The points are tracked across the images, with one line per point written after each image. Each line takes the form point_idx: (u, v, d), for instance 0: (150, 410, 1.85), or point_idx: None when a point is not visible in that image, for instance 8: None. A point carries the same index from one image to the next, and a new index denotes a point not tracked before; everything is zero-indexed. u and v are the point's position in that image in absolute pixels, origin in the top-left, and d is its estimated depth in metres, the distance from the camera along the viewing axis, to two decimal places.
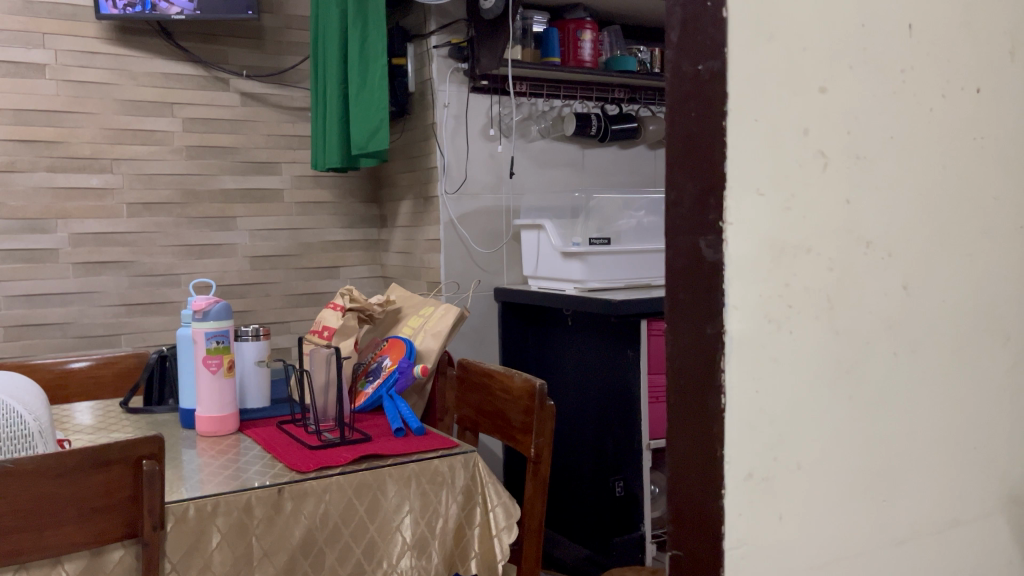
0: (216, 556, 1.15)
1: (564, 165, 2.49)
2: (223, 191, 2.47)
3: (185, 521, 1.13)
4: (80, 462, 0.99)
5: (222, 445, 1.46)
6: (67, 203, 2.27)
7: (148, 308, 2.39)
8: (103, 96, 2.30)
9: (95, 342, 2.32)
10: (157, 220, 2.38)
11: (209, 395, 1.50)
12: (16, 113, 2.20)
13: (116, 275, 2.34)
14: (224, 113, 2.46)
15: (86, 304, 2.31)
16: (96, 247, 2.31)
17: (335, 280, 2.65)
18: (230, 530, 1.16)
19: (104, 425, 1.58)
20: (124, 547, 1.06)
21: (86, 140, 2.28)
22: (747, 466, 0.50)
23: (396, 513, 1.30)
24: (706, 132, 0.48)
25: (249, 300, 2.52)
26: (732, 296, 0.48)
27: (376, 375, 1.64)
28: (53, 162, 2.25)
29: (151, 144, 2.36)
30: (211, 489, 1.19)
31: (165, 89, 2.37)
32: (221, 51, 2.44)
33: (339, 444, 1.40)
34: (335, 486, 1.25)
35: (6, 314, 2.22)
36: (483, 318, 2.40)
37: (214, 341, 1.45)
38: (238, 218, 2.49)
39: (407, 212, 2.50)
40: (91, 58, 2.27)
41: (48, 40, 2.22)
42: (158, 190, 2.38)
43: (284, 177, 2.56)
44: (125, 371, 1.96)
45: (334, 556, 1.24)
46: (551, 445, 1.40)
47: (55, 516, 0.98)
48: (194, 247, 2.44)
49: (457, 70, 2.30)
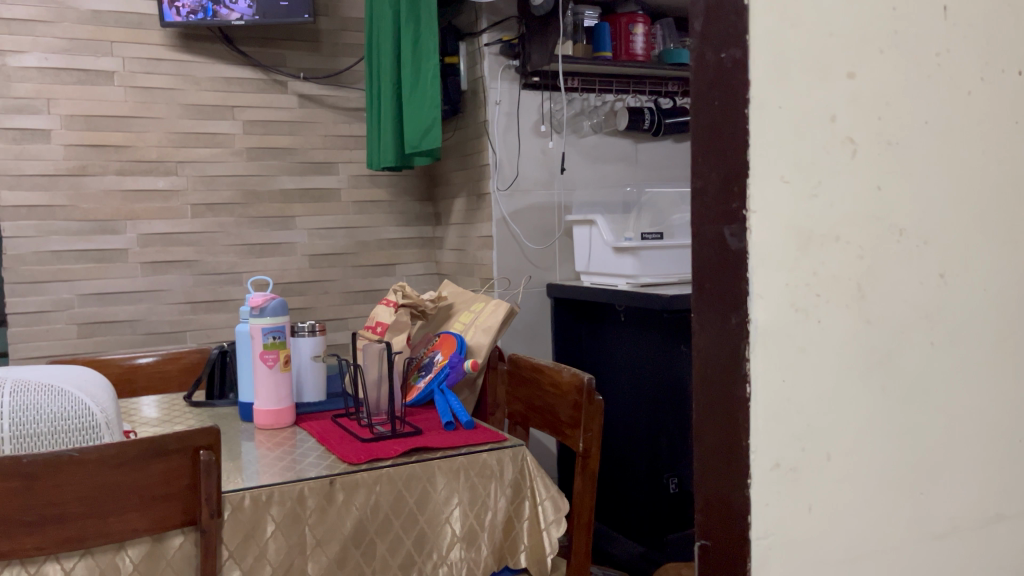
0: (272, 545, 1.19)
1: (617, 159, 2.48)
2: (282, 191, 2.53)
3: (241, 510, 1.17)
4: (141, 452, 1.03)
5: (279, 437, 1.50)
6: (135, 205, 2.36)
7: (213, 305, 2.47)
8: (167, 101, 2.38)
9: (163, 338, 2.41)
10: (219, 220, 2.46)
11: (267, 389, 1.54)
12: (87, 118, 2.29)
13: (182, 274, 2.43)
14: (282, 115, 2.52)
15: (154, 302, 2.40)
16: (163, 247, 2.40)
17: (390, 277, 2.70)
18: (284, 520, 1.20)
19: (169, 418, 1.65)
20: (184, 534, 1.11)
21: (152, 144, 2.36)
22: (775, 456, 0.49)
23: (445, 505, 1.31)
24: (730, 119, 0.48)
25: (308, 297, 2.58)
26: (757, 285, 0.48)
27: (428, 370, 1.67)
28: (122, 166, 2.34)
29: (213, 146, 2.44)
30: (267, 479, 1.23)
31: (226, 93, 2.44)
32: (279, 55, 2.50)
33: (390, 437, 1.43)
34: (385, 478, 1.28)
35: (79, 312, 2.31)
36: (535, 314, 2.41)
37: (270, 337, 1.49)
38: (297, 217, 2.55)
39: (460, 209, 2.52)
40: (157, 65, 2.36)
41: (116, 48, 2.31)
42: (220, 191, 2.45)
43: (341, 176, 2.61)
44: (190, 365, 2.03)
45: (385, 547, 1.26)
46: (599, 439, 1.40)
47: (117, 503, 1.02)
48: (256, 246, 2.51)
49: (508, 67, 2.31)
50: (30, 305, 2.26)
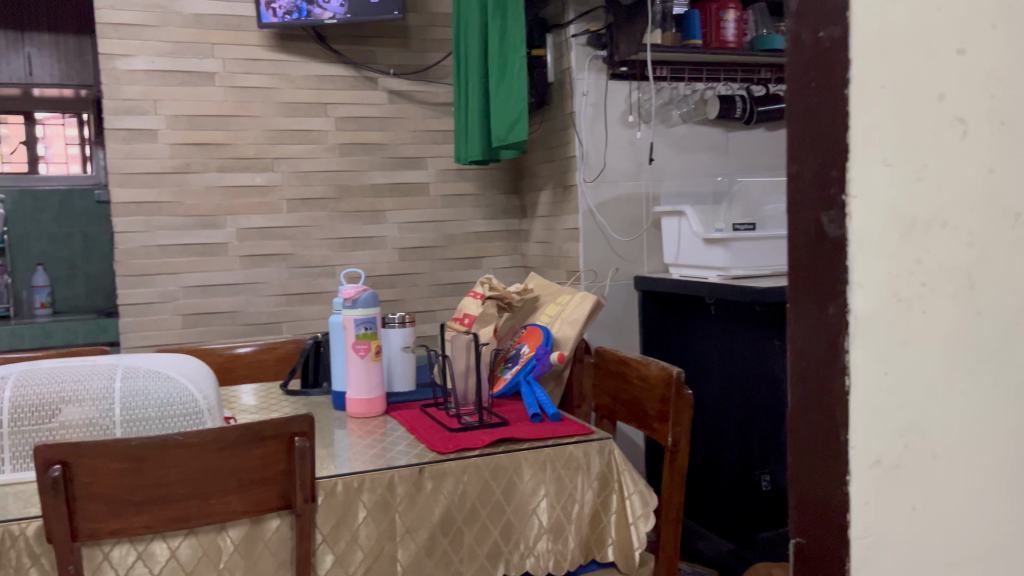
0: (363, 530, 1.22)
1: (707, 149, 2.43)
2: (373, 186, 2.59)
3: (334, 496, 1.20)
4: (240, 437, 1.07)
5: (370, 426, 1.53)
6: (235, 200, 2.45)
7: (307, 297, 2.55)
8: (265, 100, 2.46)
9: (260, 329, 2.50)
10: (313, 214, 2.53)
11: (358, 378, 1.58)
12: (190, 118, 2.38)
13: (278, 267, 2.51)
14: (373, 111, 2.57)
15: (252, 294, 2.49)
16: (261, 241, 2.49)
17: (477, 270, 2.72)
18: (375, 506, 1.23)
19: (266, 405, 1.71)
20: (280, 517, 1.15)
21: (250, 141, 2.45)
22: (875, 453, 0.48)
23: (532, 496, 1.32)
24: (828, 100, 0.47)
25: (397, 290, 2.63)
26: (856, 274, 0.47)
27: (514, 362, 1.68)
28: (222, 163, 2.43)
29: (307, 143, 2.51)
30: (359, 466, 1.26)
31: (319, 90, 2.51)
32: (370, 52, 2.56)
33: (478, 427, 1.44)
34: (473, 467, 1.29)
35: (184, 303, 2.42)
36: (622, 307, 2.38)
37: (362, 327, 1.53)
38: (387, 211, 2.61)
39: (547, 201, 2.52)
40: (254, 65, 2.44)
41: (216, 50, 2.40)
42: (314, 186, 2.52)
43: (429, 171, 2.64)
44: (285, 355, 2.10)
45: (472, 536, 1.28)
46: (688, 435, 1.38)
47: (217, 485, 1.07)
48: (347, 240, 2.58)
49: (595, 57, 2.29)
50: (139, 297, 2.38)
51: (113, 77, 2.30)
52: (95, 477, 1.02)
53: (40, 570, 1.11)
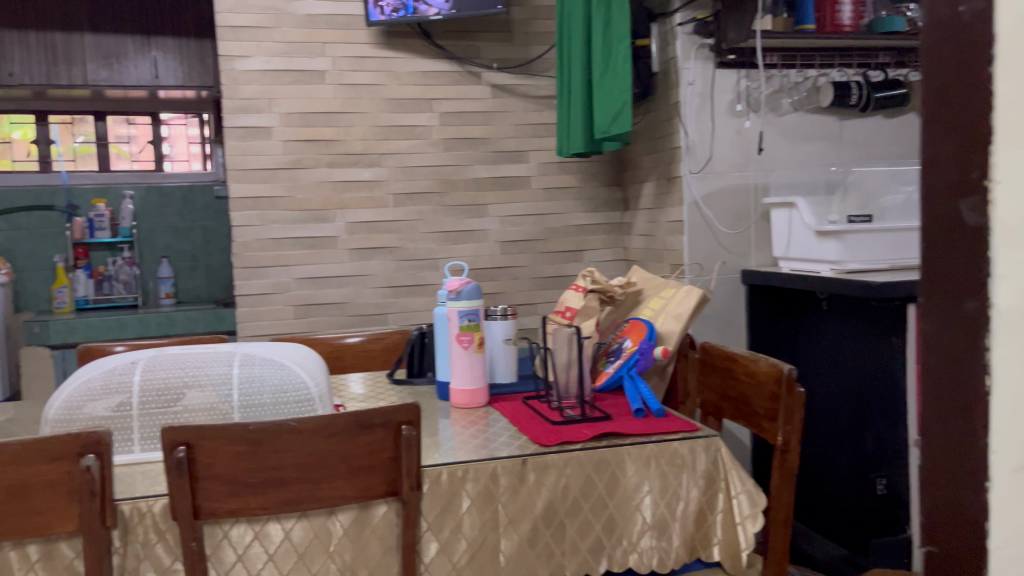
0: (467, 519, 1.23)
1: (819, 138, 2.33)
2: (476, 180, 2.61)
3: (439, 484, 1.22)
4: (350, 425, 1.13)
5: (473, 416, 1.55)
6: (343, 195, 2.52)
7: (412, 289, 2.60)
8: (372, 97, 2.52)
9: (367, 320, 2.57)
10: (418, 208, 2.57)
11: (462, 369, 1.60)
12: (302, 115, 2.46)
13: (384, 260, 2.57)
14: (477, 105, 2.59)
15: (359, 286, 2.56)
16: (368, 234, 2.55)
17: (579, 263, 2.71)
18: (478, 496, 1.24)
19: (374, 394, 1.75)
20: (387, 504, 1.22)
21: (358, 137, 2.51)
22: (1019, 459, 0.45)
23: (635, 492, 1.30)
24: (970, 76, 0.45)
25: (499, 282, 2.65)
26: (999, 265, 0.44)
27: (617, 356, 1.66)
28: (332, 159, 2.50)
29: (413, 138, 2.55)
30: (462, 456, 1.27)
31: (424, 86, 2.55)
32: (474, 47, 2.58)
33: (580, 420, 1.44)
34: (575, 461, 1.28)
35: (296, 294, 2.51)
36: (728, 301, 2.32)
37: (467, 319, 1.55)
38: (489, 205, 2.63)
39: (650, 193, 2.48)
40: (362, 62, 2.50)
41: (327, 48, 2.47)
42: (419, 180, 2.57)
43: (532, 164, 2.65)
44: (391, 346, 2.15)
45: (575, 530, 1.28)
46: (800, 435, 1.33)
47: (329, 471, 1.13)
48: (451, 233, 2.61)
49: (702, 46, 2.23)
50: (254, 288, 2.48)
51: (231, 78, 2.40)
52: (216, 460, 1.10)
53: (166, 546, 1.17)
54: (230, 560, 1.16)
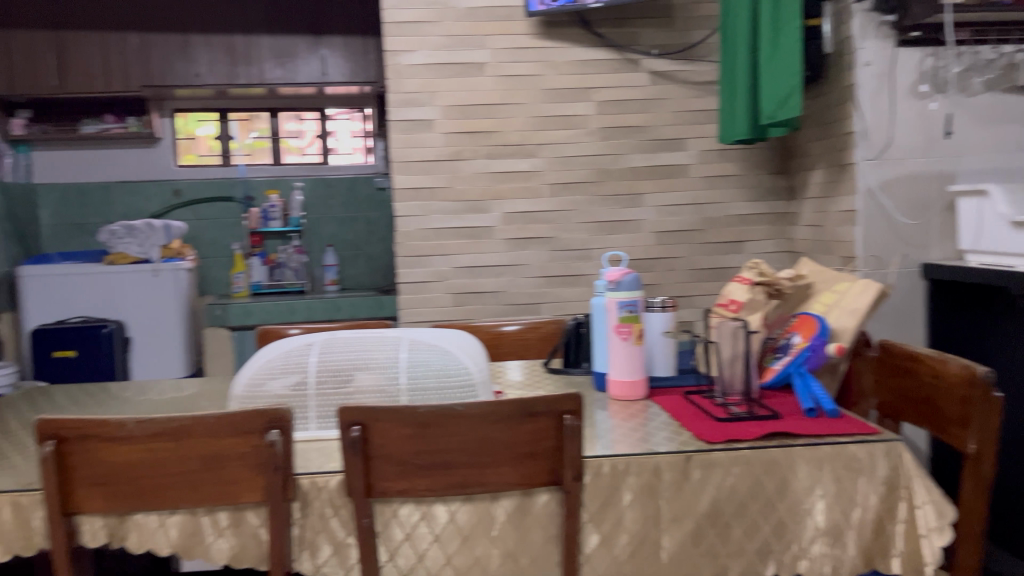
0: (628, 514, 1.22)
1: (1017, 120, 2.12)
2: (632, 169, 2.57)
3: (601, 476, 1.21)
4: (514, 413, 1.16)
5: (632, 409, 1.53)
6: (500, 185, 2.55)
7: (566, 279, 2.61)
8: (530, 87, 2.53)
9: (522, 309, 2.60)
10: (574, 198, 2.57)
11: (621, 360, 1.58)
12: (463, 108, 2.51)
13: (539, 250, 2.58)
14: (635, 93, 2.55)
15: (515, 276, 2.59)
16: (524, 224, 2.57)
17: (739, 254, 2.62)
18: (641, 490, 1.22)
19: (531, 383, 1.76)
20: (549, 493, 1.23)
21: (516, 128, 2.53)
22: None
23: (807, 496, 1.24)
24: None
25: (655, 274, 2.61)
26: None
27: (785, 352, 1.59)
28: (490, 150, 2.53)
29: (570, 128, 2.55)
30: (623, 449, 1.25)
31: (583, 75, 2.54)
32: (633, 34, 2.54)
33: (747, 418, 1.38)
34: (743, 460, 1.24)
35: (454, 283, 2.57)
36: (906, 296, 2.17)
37: (626, 310, 1.52)
38: (646, 194, 2.58)
39: (819, 181, 2.36)
40: (521, 53, 2.52)
41: (487, 41, 2.50)
42: (576, 170, 2.56)
43: (691, 152, 2.58)
44: (547, 335, 2.16)
45: (741, 530, 1.24)
46: (995, 442, 1.21)
47: (494, 456, 1.17)
48: (606, 224, 2.59)
49: (882, 24, 2.08)
50: (414, 276, 2.56)
51: (396, 72, 2.48)
52: (388, 441, 1.16)
53: (340, 520, 1.22)
54: (398, 539, 1.22)
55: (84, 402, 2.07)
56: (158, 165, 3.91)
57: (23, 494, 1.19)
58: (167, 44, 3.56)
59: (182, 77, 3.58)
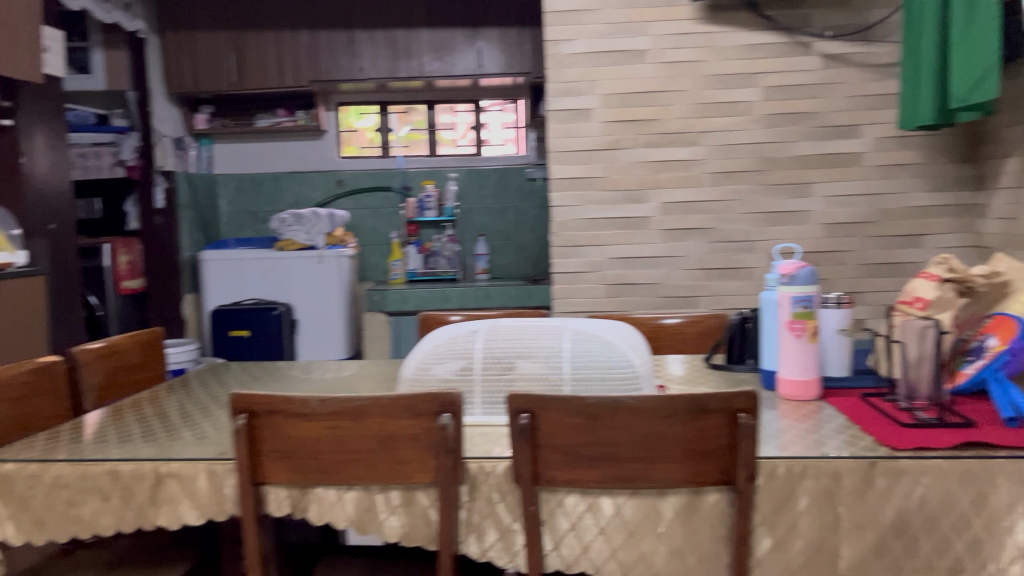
0: (804, 519, 1.16)
1: None
2: (800, 157, 2.45)
3: (775, 478, 1.16)
4: (685, 408, 1.12)
5: (805, 409, 1.45)
6: (659, 175, 2.50)
7: (726, 272, 2.52)
8: (693, 74, 2.46)
9: (679, 302, 2.55)
10: (736, 188, 2.48)
11: (793, 358, 1.50)
12: (622, 96, 2.48)
13: (698, 241, 2.52)
14: (805, 77, 2.43)
15: (672, 268, 2.54)
16: (683, 215, 2.51)
17: (918, 249, 2.45)
18: (819, 495, 1.16)
19: (693, 377, 1.72)
20: (719, 493, 1.19)
21: (677, 116, 2.47)
22: None
23: (1008, 513, 1.14)
24: None
25: (822, 268, 2.48)
26: None
27: (978, 355, 1.46)
28: (650, 138, 2.48)
29: (734, 115, 2.46)
30: (799, 451, 1.19)
31: (749, 60, 2.44)
32: (805, 15, 2.41)
33: (936, 425, 1.28)
34: (934, 470, 1.15)
35: (609, 273, 2.55)
36: None
37: (800, 305, 1.45)
38: (815, 184, 2.46)
39: (1015, 170, 2.15)
40: (685, 39, 2.45)
41: (649, 27, 2.45)
42: (739, 159, 2.47)
43: (866, 139, 2.43)
44: (708, 330, 2.09)
45: (930, 545, 1.15)
46: None
47: (663, 451, 1.14)
48: (770, 215, 2.49)
49: None
50: (570, 265, 2.56)
51: (556, 62, 2.48)
52: (556, 430, 1.16)
53: (507, 505, 1.24)
54: (563, 528, 1.21)
55: (261, 379, 2.21)
56: (323, 156, 4.10)
57: (217, 463, 1.28)
58: (332, 40, 3.72)
59: (346, 71, 3.74)
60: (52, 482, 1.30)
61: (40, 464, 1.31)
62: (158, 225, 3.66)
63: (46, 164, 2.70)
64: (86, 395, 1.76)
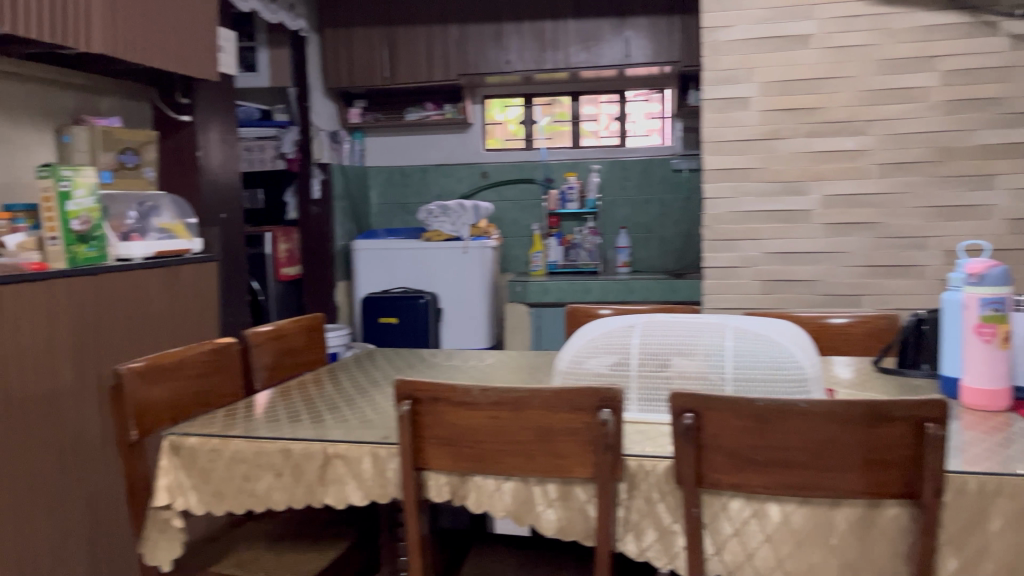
0: (998, 540, 1.07)
1: None
2: (982, 147, 2.27)
3: (965, 495, 1.07)
4: (864, 415, 1.06)
5: (994, 421, 1.34)
6: (822, 166, 2.37)
7: (894, 270, 2.37)
8: (862, 59, 2.31)
9: (840, 300, 2.42)
10: (908, 180, 2.33)
11: (979, 365, 1.38)
12: (783, 84, 2.37)
13: (863, 236, 2.38)
14: (991, 60, 2.23)
15: (834, 264, 2.41)
16: (847, 208, 2.38)
17: None
18: (1016, 517, 1.06)
19: (862, 382, 1.62)
20: (900, 506, 1.11)
21: (843, 104, 2.34)
22: None
23: None
24: None
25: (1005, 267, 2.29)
26: None
27: None
28: (812, 128, 2.36)
29: (907, 102, 2.30)
30: (993, 466, 1.10)
31: (925, 43, 2.27)
32: None
33: None
34: None
35: (764, 269, 2.45)
36: None
37: (990, 308, 1.32)
38: (999, 175, 2.26)
39: None
40: (853, 22, 2.30)
41: (814, 10, 2.32)
42: (911, 149, 2.31)
43: None
44: (877, 331, 1.97)
45: None
46: None
47: (838, 460, 1.08)
48: (946, 209, 2.31)
49: None
50: (723, 260, 2.48)
51: (713, 49, 2.40)
52: (723, 432, 1.12)
53: (667, 505, 1.21)
54: (726, 533, 1.17)
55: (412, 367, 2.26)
56: (468, 149, 4.16)
57: (381, 446, 1.32)
58: (481, 33, 3.77)
59: (494, 64, 3.78)
60: (232, 457, 1.38)
61: (221, 439, 1.40)
62: (313, 215, 3.88)
63: (219, 157, 2.88)
64: (258, 374, 1.87)
